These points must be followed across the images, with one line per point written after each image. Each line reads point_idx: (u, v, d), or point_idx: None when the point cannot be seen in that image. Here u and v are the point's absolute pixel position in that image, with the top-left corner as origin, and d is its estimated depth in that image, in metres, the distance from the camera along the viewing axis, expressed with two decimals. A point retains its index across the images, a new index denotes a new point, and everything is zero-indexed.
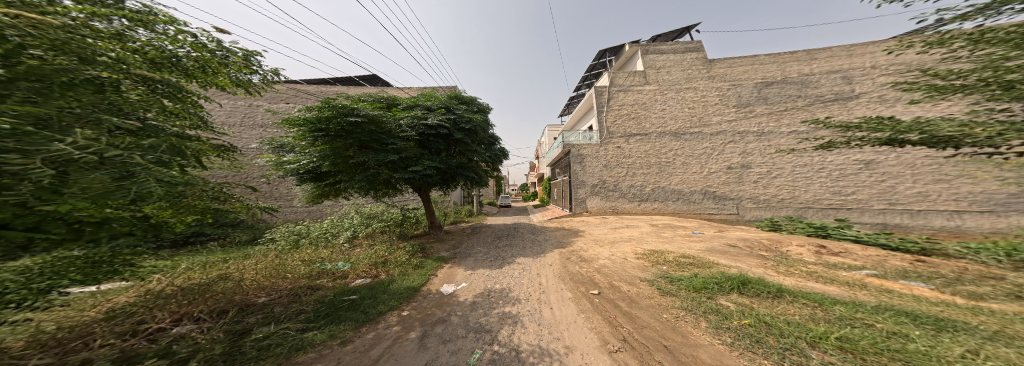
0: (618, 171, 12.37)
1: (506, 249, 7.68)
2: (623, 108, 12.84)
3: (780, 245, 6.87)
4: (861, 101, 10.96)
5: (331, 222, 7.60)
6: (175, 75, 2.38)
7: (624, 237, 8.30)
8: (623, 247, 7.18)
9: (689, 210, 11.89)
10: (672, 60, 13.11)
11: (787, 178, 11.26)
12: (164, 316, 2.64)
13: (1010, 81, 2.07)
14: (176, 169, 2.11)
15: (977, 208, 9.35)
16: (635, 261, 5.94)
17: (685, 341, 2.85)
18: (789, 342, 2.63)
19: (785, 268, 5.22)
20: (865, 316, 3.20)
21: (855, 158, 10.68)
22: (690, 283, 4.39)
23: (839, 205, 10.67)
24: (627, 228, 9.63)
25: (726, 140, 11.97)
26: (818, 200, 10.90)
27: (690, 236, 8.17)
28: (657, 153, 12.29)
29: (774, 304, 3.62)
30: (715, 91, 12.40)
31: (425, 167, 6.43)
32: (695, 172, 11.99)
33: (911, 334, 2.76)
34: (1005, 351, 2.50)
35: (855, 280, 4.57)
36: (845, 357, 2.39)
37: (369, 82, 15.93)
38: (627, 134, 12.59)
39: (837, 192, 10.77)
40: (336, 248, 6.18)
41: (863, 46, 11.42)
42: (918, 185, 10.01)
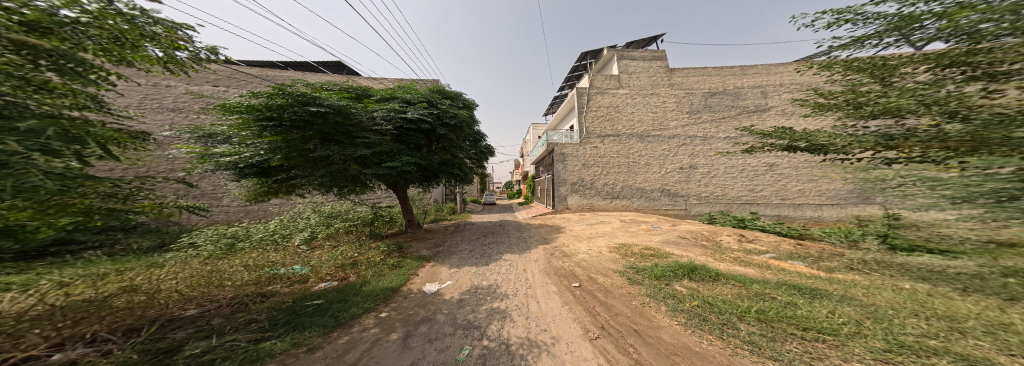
0: (594, 171, 13.43)
1: (492, 246, 7.77)
2: (599, 110, 13.78)
3: (715, 235, 8.15)
4: (771, 113, 13.38)
5: (280, 223, 6.78)
6: (67, 43, 1.91)
7: (599, 233, 8.93)
8: (599, 241, 7.88)
9: (651, 207, 13.31)
10: (641, 67, 14.28)
11: (720, 178, 13.21)
12: (37, 342, 2.09)
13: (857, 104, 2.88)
14: (61, 158, 1.71)
15: (827, 201, 12.49)
16: (608, 254, 6.52)
17: (650, 324, 3.27)
18: (725, 318, 3.21)
19: (718, 255, 6.24)
20: (771, 290, 4.07)
21: (763, 161, 12.97)
22: (652, 271, 4.99)
23: (752, 201, 12.93)
24: (599, 224, 10.40)
25: (680, 143, 13.56)
26: (739, 197, 13.06)
27: (651, 230, 9.18)
28: (627, 154, 13.50)
29: (714, 287, 4.33)
30: (672, 98, 13.91)
31: (402, 163, 6.09)
32: (653, 172, 13.42)
33: (797, 302, 3.61)
34: (845, 308, 3.45)
35: (762, 262, 5.70)
36: (761, 326, 3.01)
37: (332, 69, 14.40)
38: (601, 135, 13.65)
39: (752, 189, 13.01)
40: (292, 251, 5.57)
41: (776, 67, 13.83)
42: (798, 184, 12.72)
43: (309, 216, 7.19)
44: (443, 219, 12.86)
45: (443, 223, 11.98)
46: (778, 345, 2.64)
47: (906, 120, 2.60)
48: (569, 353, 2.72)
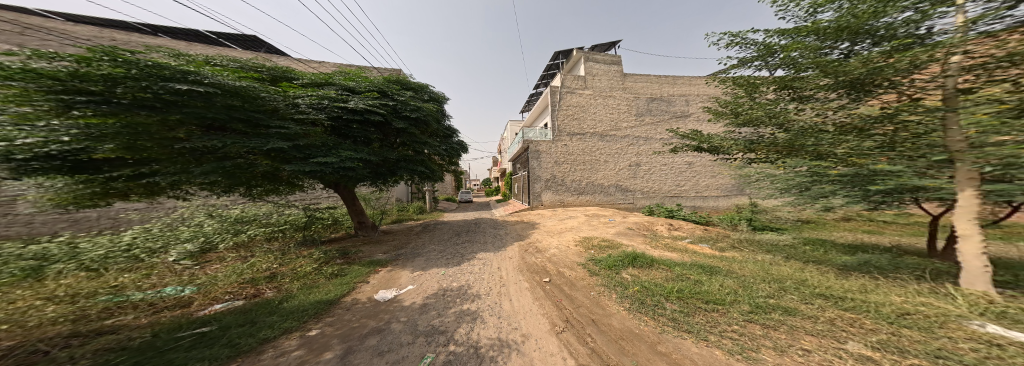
0: (565, 169, 14.20)
1: (460, 244, 7.42)
2: (568, 109, 14.47)
3: (652, 224, 9.38)
4: (693, 119, 15.89)
5: (151, 231, 5.13)
6: None
7: (568, 227, 9.28)
8: (568, 235, 8.23)
9: (609, 203, 14.60)
10: (602, 70, 15.29)
11: (657, 174, 15.18)
12: None
13: (738, 112, 4.45)
14: None
15: (724, 193, 15.63)
16: (573, 247, 6.85)
17: (603, 312, 3.48)
18: (656, 299, 3.67)
19: (656, 242, 7.20)
20: (686, 270, 4.83)
21: (685, 160, 15.40)
22: (607, 262, 5.37)
23: (677, 194, 15.29)
24: (565, 219, 10.87)
25: (629, 143, 15.06)
26: (669, 191, 15.27)
27: (607, 222, 9.98)
28: (591, 153, 14.50)
29: (649, 272, 4.89)
30: (624, 101, 15.33)
31: (344, 159, 5.36)
32: (608, 169, 14.67)
33: (698, 279, 4.44)
34: (723, 279, 4.39)
35: (683, 246, 6.81)
36: (681, 303, 3.52)
37: (247, 46, 11.73)
38: (568, 133, 14.39)
39: (678, 184, 15.36)
40: (170, 270, 4.22)
41: (699, 80, 16.38)
42: (708, 179, 15.56)
43: (200, 224, 5.77)
44: (407, 219, 11.80)
45: (403, 223, 10.96)
46: (699, 319, 3.08)
47: (765, 127, 4.15)
48: (538, 349, 2.66)
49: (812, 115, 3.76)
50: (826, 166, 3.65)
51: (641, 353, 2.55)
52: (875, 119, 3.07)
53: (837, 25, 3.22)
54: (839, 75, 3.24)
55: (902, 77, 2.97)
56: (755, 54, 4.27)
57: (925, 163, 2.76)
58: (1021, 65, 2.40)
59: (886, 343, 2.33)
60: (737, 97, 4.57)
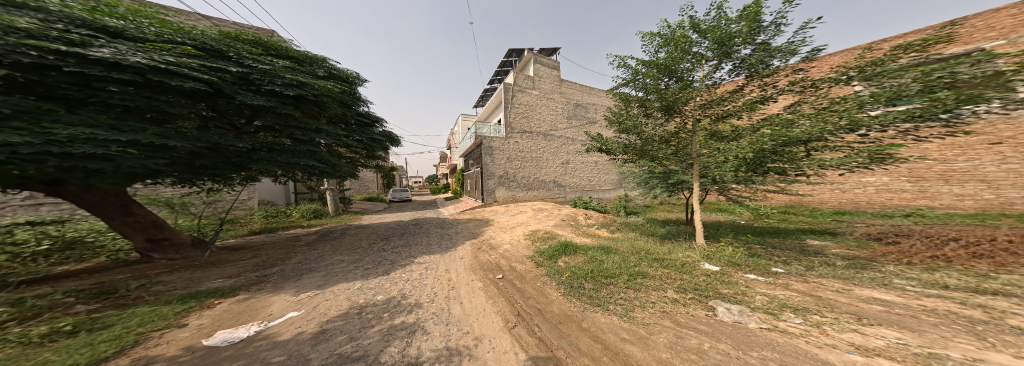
0: (520, 166, 14.54)
1: (380, 250, 6.12)
2: (519, 108, 14.47)
3: (576, 214, 10.42)
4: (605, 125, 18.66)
5: None
6: None
7: (517, 223, 9.08)
8: (516, 231, 7.91)
9: (548, 197, 15.40)
10: (548, 73, 15.90)
11: (583, 171, 16.96)
12: None
13: (614, 120, 5.55)
14: None
15: (616, 186, 19.42)
16: (521, 244, 6.55)
17: (544, 299, 3.54)
18: (571, 282, 3.97)
19: (578, 230, 8.04)
20: (584, 250, 5.50)
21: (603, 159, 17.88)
22: (545, 253, 5.48)
23: (594, 187, 17.62)
24: (507, 215, 10.59)
25: (566, 143, 16.13)
26: (590, 185, 17.25)
27: (548, 215, 10.26)
28: (534, 151, 14.86)
29: (573, 257, 5.15)
30: (565, 104, 16.35)
31: (123, 137, 3.20)
32: (546, 167, 15.32)
33: (598, 259, 4.88)
34: (610, 256, 5.00)
35: (588, 231, 7.84)
36: (585, 283, 3.87)
37: None
38: (518, 131, 14.48)
39: (596, 180, 17.66)
40: None
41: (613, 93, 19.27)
42: (614, 175, 18.76)
43: None
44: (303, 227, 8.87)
45: (292, 231, 8.18)
46: (611, 293, 3.51)
47: (634, 135, 5.33)
48: (493, 351, 2.38)
49: (656, 129, 5.13)
50: (653, 167, 5.55)
51: (572, 333, 2.66)
52: (673, 134, 4.91)
53: (662, 63, 4.61)
54: (664, 99, 4.65)
55: (684, 106, 4.81)
56: (628, 77, 5.41)
57: (684, 166, 4.97)
58: (708, 109, 4.76)
59: (704, 289, 3.41)
60: (620, 108, 5.58)
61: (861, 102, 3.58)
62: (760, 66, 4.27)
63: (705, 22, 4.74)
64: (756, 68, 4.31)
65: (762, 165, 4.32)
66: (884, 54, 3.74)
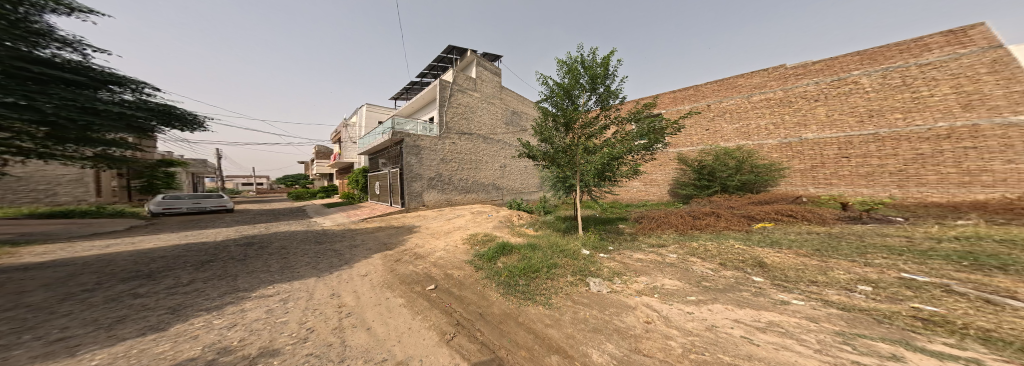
0: (454, 167, 12.42)
1: (94, 297, 2.92)
2: (458, 108, 12.60)
3: (513, 216, 10.01)
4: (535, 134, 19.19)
5: None
6: None
7: (454, 227, 7.58)
8: (455, 234, 6.57)
9: (484, 200, 13.72)
10: (491, 77, 14.40)
11: (525, 174, 16.19)
12: None
13: (536, 131, 6.91)
14: None
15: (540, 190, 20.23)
16: (456, 248, 5.43)
17: (484, 302, 3.22)
18: (506, 280, 3.84)
19: (514, 229, 7.77)
20: (521, 248, 5.26)
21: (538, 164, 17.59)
22: (485, 256, 4.85)
23: (535, 190, 17.17)
24: (434, 221, 8.79)
25: (507, 147, 15.02)
26: (529, 189, 16.75)
27: (488, 217, 9.37)
28: (466, 152, 12.84)
29: (515, 256, 4.86)
30: (507, 110, 15.32)
31: None
32: (482, 171, 13.61)
33: (532, 254, 4.88)
34: (551, 254, 5.04)
35: (521, 230, 7.72)
36: (518, 281, 3.81)
37: None
38: (451, 132, 12.31)
39: (535, 184, 17.22)
40: None
41: None
42: None
43: None
44: None
45: None
46: (542, 286, 3.65)
47: (546, 144, 6.86)
48: None
49: (562, 141, 6.73)
50: (554, 170, 7.00)
51: (510, 329, 2.60)
52: (564, 148, 6.63)
53: (557, 93, 6.44)
54: (560, 119, 6.56)
55: (573, 127, 6.64)
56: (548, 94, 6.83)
57: (573, 170, 6.67)
58: (580, 130, 6.60)
59: (589, 271, 4.27)
60: (540, 121, 6.97)
61: (635, 135, 6.05)
62: (608, 101, 6.41)
63: (596, 65, 6.40)
64: (605, 102, 6.48)
65: (607, 177, 6.65)
66: (638, 109, 6.23)
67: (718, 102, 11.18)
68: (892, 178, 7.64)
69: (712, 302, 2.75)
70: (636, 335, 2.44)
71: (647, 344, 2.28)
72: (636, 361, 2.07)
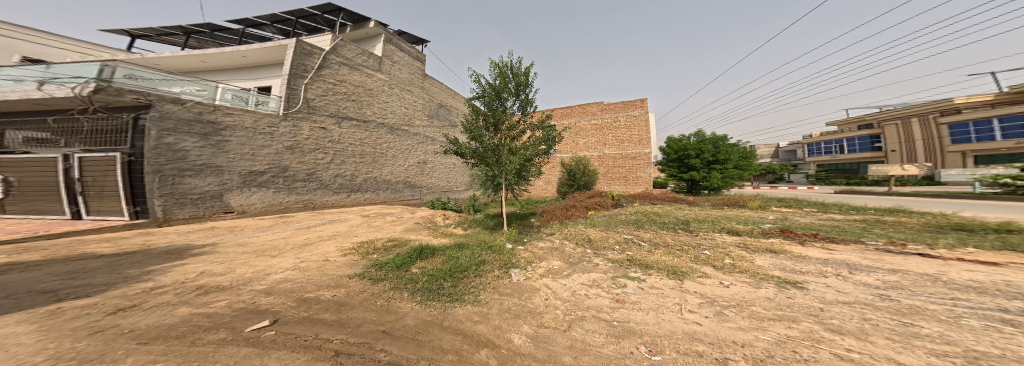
0: (332, 159, 9.92)
1: None
2: (340, 87, 10.20)
3: (431, 217, 9.24)
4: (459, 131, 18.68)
5: None
6: None
7: (322, 236, 5.78)
8: (284, 260, 3.98)
9: (387, 201, 11.99)
10: (405, 61, 12.92)
11: (443, 172, 15.15)
12: None
13: (466, 128, 6.83)
14: None
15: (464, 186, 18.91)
16: (317, 262, 3.97)
17: (389, 316, 2.58)
18: (423, 282, 3.48)
19: (440, 232, 7.14)
20: (448, 249, 4.99)
21: (459, 163, 15.97)
22: (390, 262, 4.05)
23: (456, 187, 16.17)
24: (267, 234, 5.81)
25: (420, 141, 13.65)
26: (450, 187, 15.61)
27: (394, 221, 8.25)
28: (355, 143, 10.72)
29: (431, 261, 4.36)
30: (423, 100, 13.85)
31: None
32: (389, 168, 12.04)
33: (454, 255, 4.66)
34: (459, 253, 4.77)
35: (447, 232, 7.25)
36: (429, 286, 3.38)
37: None
38: (340, 119, 10.19)
39: (457, 181, 16.18)
40: None
41: None
42: None
43: None
44: None
45: None
46: (470, 284, 3.56)
47: (475, 142, 6.88)
48: None
49: (492, 141, 6.84)
50: (479, 166, 7.13)
51: (431, 337, 2.30)
52: (492, 148, 6.79)
53: (488, 95, 6.64)
54: (489, 118, 6.75)
55: (501, 127, 6.90)
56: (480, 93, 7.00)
57: (501, 169, 6.91)
58: (501, 131, 6.92)
59: (511, 263, 4.49)
60: (470, 119, 7.03)
61: (547, 138, 6.80)
62: (528, 105, 6.95)
63: (522, 75, 6.91)
64: (525, 106, 7.02)
65: (523, 175, 7.37)
66: (545, 117, 7.01)
67: (570, 122, 16.21)
68: (620, 183, 14.69)
69: (572, 272, 4.00)
70: (534, 311, 2.84)
71: (547, 317, 2.69)
72: (544, 334, 2.40)
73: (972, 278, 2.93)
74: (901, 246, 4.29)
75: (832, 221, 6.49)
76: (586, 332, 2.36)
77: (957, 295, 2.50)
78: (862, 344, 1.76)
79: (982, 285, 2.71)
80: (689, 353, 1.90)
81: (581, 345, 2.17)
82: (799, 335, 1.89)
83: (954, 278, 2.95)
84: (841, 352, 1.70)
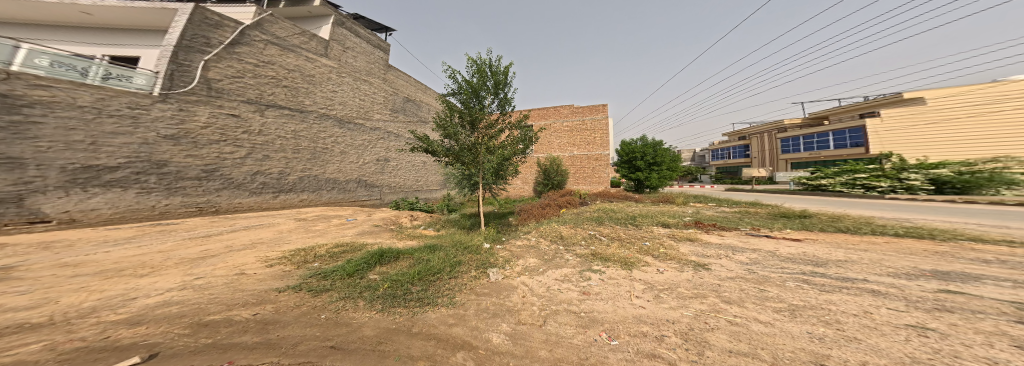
0: (243, 154, 7.85)
1: None
2: (270, 71, 8.78)
3: (396, 219, 8.79)
4: None
5: None
6: None
7: (239, 246, 4.91)
8: (159, 280, 3.24)
9: (332, 201, 10.38)
10: (361, 48, 12.00)
11: (406, 170, 14.04)
12: None
13: (440, 126, 6.53)
14: None
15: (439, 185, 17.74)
16: (217, 279, 3.34)
17: (342, 329, 2.31)
18: (388, 287, 3.23)
19: (406, 234, 6.71)
20: (417, 252, 4.74)
21: (425, 160, 15.12)
22: (344, 270, 3.68)
23: (422, 187, 15.09)
24: (126, 249, 4.48)
25: (378, 136, 12.50)
26: (413, 187, 14.42)
27: (343, 224, 7.50)
28: (281, 135, 8.81)
29: (396, 265, 4.07)
30: (382, 92, 12.81)
31: None
32: (333, 164, 10.42)
33: (424, 257, 4.43)
34: (416, 257, 4.45)
35: (416, 233, 6.89)
36: (391, 291, 3.13)
37: None
38: (259, 108, 8.38)
39: (421, 180, 15.05)
40: None
41: None
42: None
43: None
44: None
45: None
46: (444, 287, 3.34)
47: (450, 140, 6.63)
48: None
49: (468, 140, 6.63)
50: (452, 165, 6.91)
51: (396, 347, 2.07)
52: (468, 147, 6.58)
53: (466, 92, 6.40)
54: (467, 117, 6.51)
55: (480, 126, 6.73)
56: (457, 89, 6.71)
57: (479, 168, 6.73)
58: (478, 130, 6.75)
59: (489, 263, 4.37)
60: (445, 116, 6.72)
61: (525, 138, 6.74)
62: (507, 106, 6.85)
63: (500, 74, 6.78)
64: (505, 106, 6.91)
65: (501, 175, 7.32)
66: (523, 118, 6.98)
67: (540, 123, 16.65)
68: (585, 181, 15.35)
69: (547, 268, 4.07)
70: (513, 309, 2.79)
71: (525, 314, 2.67)
72: (522, 331, 2.37)
73: (813, 258, 3.90)
74: (761, 231, 5.82)
75: (726, 212, 8.35)
76: (560, 325, 2.44)
77: (786, 265, 3.63)
78: (741, 309, 2.46)
79: (794, 256, 4.03)
80: (639, 334, 2.20)
81: (555, 338, 2.21)
82: (708, 309, 2.50)
83: (781, 252, 4.25)
84: (730, 317, 2.34)
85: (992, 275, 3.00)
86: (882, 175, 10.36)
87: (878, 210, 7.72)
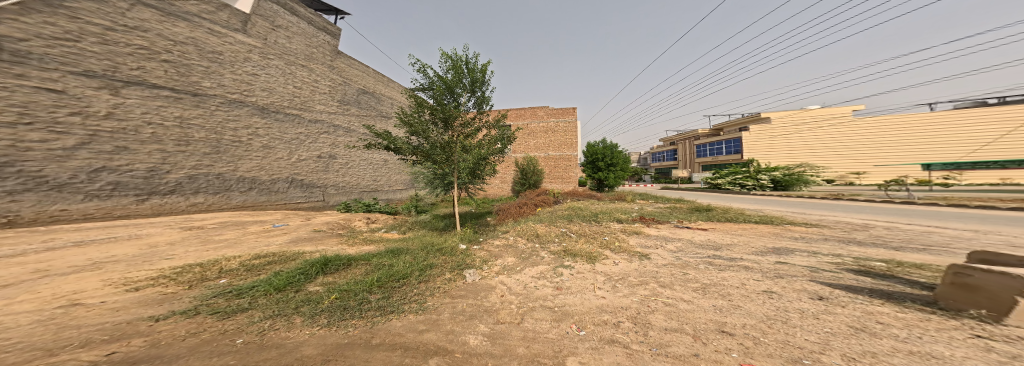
0: (72, 144, 5.35)
1: None
2: (138, 42, 6.30)
3: (349, 222, 8.02)
4: None
5: None
6: None
7: (103, 261, 3.83)
8: None
9: (248, 205, 8.04)
10: (299, 29, 10.06)
11: (358, 168, 11.94)
12: None
13: (406, 122, 6.18)
14: None
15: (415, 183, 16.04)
16: (19, 319, 2.35)
17: (279, 350, 1.98)
18: (348, 296, 2.96)
19: (353, 240, 6.04)
20: (378, 258, 4.41)
21: (382, 158, 13.38)
22: (272, 284, 3.20)
23: (378, 186, 13.04)
24: None
25: (320, 129, 10.44)
26: (366, 185, 12.32)
27: (266, 231, 6.20)
28: (148, 121, 6.29)
29: (347, 273, 3.76)
30: (329, 81, 10.86)
31: None
32: (250, 160, 8.14)
33: (387, 262, 4.12)
34: (360, 267, 4.02)
35: (375, 237, 6.38)
36: (328, 304, 2.78)
37: None
38: (110, 85, 5.83)
39: (377, 177, 13.02)
40: None
41: None
42: None
43: None
44: None
45: None
46: (408, 293, 3.08)
47: (417, 138, 6.33)
48: None
49: (440, 138, 6.36)
50: (420, 162, 6.65)
51: (369, 356, 1.91)
52: (441, 145, 6.29)
53: (438, 88, 6.07)
54: (438, 113, 6.20)
55: (454, 124, 6.49)
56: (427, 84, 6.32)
57: (452, 167, 6.53)
58: (450, 128, 6.48)
59: (465, 264, 4.18)
60: (413, 112, 6.34)
61: (503, 138, 6.65)
62: (483, 104, 6.66)
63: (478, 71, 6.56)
64: (481, 105, 6.69)
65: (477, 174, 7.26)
66: (498, 118, 6.80)
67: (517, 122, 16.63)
68: (557, 181, 15.75)
69: (519, 266, 4.07)
70: (490, 309, 2.70)
71: (504, 312, 2.64)
72: (500, 330, 2.32)
73: (750, 254, 4.31)
74: (683, 223, 6.99)
75: (658, 208, 9.49)
76: (535, 321, 2.47)
77: (699, 251, 4.54)
78: (673, 292, 2.99)
79: (703, 243, 5.05)
80: (600, 323, 2.38)
81: (532, 335, 2.23)
82: (649, 294, 2.96)
83: (696, 239, 5.26)
84: (665, 299, 2.82)
85: (801, 249, 4.51)
86: (748, 176, 15.58)
87: (794, 210, 8.75)
